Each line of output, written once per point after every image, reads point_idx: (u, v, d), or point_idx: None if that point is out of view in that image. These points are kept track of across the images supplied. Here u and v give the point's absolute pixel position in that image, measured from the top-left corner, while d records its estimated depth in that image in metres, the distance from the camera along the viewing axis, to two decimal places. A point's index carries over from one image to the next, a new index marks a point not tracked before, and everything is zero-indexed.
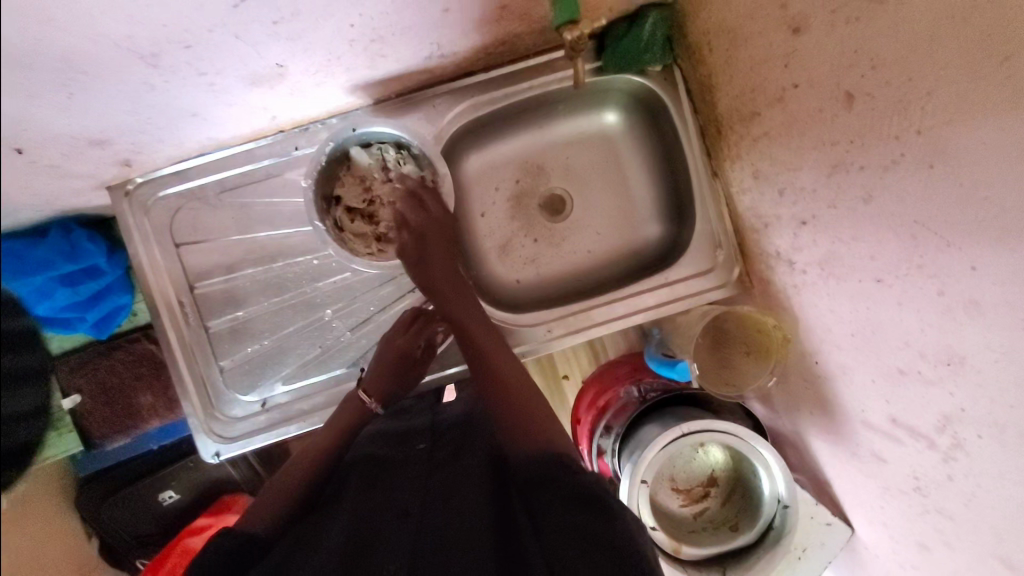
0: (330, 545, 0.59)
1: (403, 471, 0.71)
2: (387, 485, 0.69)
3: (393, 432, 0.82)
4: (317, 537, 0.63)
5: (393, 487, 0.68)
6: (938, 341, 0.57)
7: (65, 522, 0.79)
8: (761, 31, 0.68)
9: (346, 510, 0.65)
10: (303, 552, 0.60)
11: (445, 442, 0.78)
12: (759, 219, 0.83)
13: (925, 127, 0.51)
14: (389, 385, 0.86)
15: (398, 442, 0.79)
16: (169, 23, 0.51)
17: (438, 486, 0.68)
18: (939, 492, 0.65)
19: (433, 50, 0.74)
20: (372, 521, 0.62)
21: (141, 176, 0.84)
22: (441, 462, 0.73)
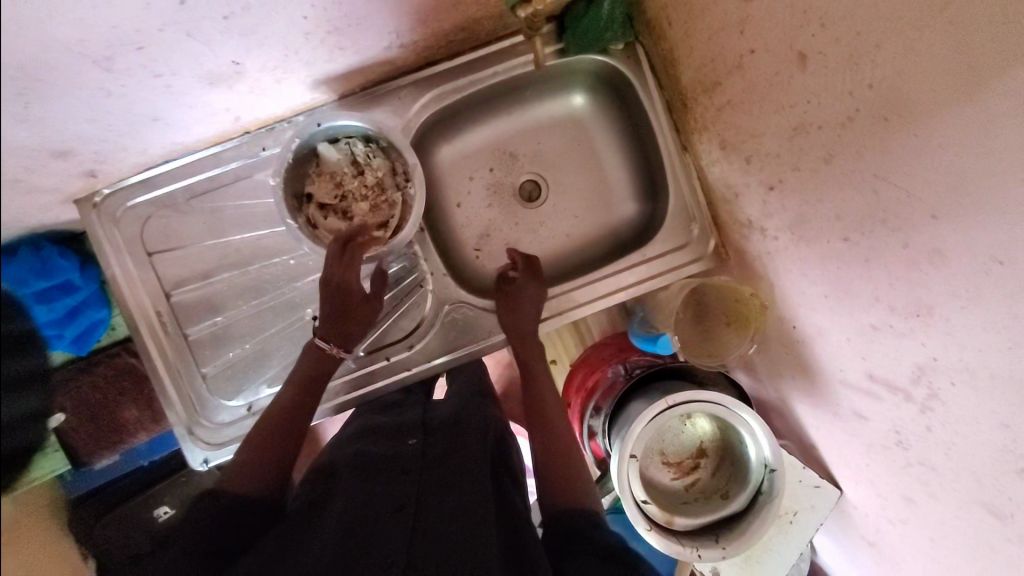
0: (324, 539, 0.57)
1: (397, 467, 0.70)
2: (380, 482, 0.66)
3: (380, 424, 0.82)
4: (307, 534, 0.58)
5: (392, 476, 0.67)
6: (907, 294, 0.59)
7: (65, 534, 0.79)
8: (716, 0, 0.69)
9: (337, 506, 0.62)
10: (294, 545, 0.57)
11: (438, 437, 0.77)
12: (729, 190, 0.84)
13: (876, 81, 0.52)
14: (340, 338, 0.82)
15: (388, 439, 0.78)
16: (121, 24, 0.50)
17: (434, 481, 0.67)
18: (919, 442, 0.66)
19: (393, 40, 0.74)
20: (366, 509, 0.60)
21: (107, 187, 0.83)
22: (435, 457, 0.72)
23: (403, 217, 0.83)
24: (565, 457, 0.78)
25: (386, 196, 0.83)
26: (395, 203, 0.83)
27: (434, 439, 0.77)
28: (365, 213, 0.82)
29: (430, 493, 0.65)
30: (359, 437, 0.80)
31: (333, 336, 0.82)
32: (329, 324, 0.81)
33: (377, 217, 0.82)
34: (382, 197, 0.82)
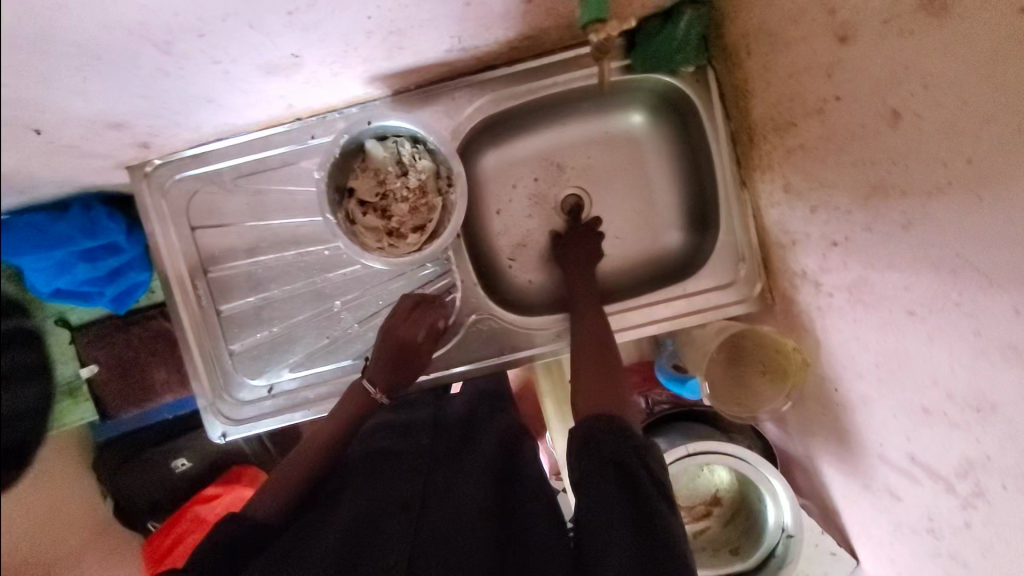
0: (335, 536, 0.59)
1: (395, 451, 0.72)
2: (382, 467, 0.69)
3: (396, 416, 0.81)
4: (317, 531, 0.62)
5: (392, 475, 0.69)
6: (970, 385, 0.54)
7: (88, 482, 0.83)
8: (805, 37, 0.64)
9: (343, 506, 0.64)
10: (305, 543, 0.60)
11: (441, 424, 0.80)
12: (786, 236, 0.79)
13: (978, 156, 0.47)
14: (394, 378, 0.85)
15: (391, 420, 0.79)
16: (183, 11, 0.50)
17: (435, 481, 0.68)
18: (954, 536, 0.62)
19: (454, 43, 0.71)
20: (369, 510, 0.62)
21: (159, 158, 0.84)
22: (436, 443, 0.75)
23: (441, 223, 0.82)
24: (604, 391, 0.74)
25: (427, 199, 0.81)
26: (435, 208, 0.81)
27: (436, 425, 0.80)
28: (405, 214, 0.80)
29: (433, 490, 0.66)
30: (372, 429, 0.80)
31: (382, 380, 0.84)
32: (380, 366, 0.85)
33: (416, 219, 0.81)
34: (423, 200, 0.81)
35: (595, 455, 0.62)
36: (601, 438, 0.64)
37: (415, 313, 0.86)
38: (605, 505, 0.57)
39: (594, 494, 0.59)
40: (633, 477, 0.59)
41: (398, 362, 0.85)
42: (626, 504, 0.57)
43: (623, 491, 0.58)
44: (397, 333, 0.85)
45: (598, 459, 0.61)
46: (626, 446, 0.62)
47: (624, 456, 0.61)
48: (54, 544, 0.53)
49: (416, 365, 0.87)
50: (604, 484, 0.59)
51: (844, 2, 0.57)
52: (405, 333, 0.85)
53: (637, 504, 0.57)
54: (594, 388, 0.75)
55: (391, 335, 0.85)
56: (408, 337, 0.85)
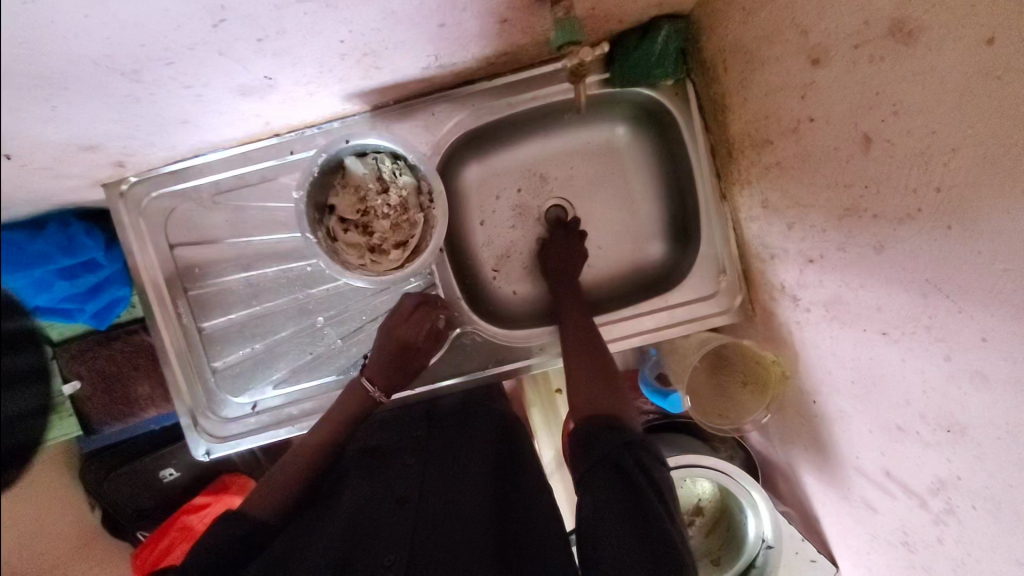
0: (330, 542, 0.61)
1: (398, 465, 0.75)
2: (384, 480, 0.72)
3: (391, 418, 0.89)
4: (317, 533, 0.65)
5: (395, 476, 0.73)
6: (940, 406, 0.55)
7: (74, 500, 0.83)
8: (780, 57, 0.63)
9: (343, 510, 0.67)
10: (305, 544, 0.63)
11: (443, 430, 0.84)
12: (766, 250, 0.80)
13: (945, 185, 0.47)
14: (395, 378, 0.85)
15: (399, 433, 0.84)
16: (149, 43, 0.49)
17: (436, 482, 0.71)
18: (927, 550, 0.63)
19: (431, 61, 0.71)
20: (369, 513, 0.66)
21: (135, 176, 0.83)
22: (438, 452, 0.78)
23: (424, 238, 0.82)
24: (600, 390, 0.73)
25: (409, 215, 0.80)
26: (417, 224, 0.81)
27: (438, 432, 0.83)
28: (387, 230, 0.80)
29: (431, 489, 0.69)
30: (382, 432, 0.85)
31: (382, 381, 0.84)
32: (380, 369, 0.84)
33: (397, 236, 0.80)
34: (404, 217, 0.80)
35: (589, 453, 0.62)
36: (596, 434, 0.64)
37: (417, 313, 0.85)
38: (597, 496, 0.57)
39: (587, 488, 0.59)
40: (626, 472, 0.58)
41: (399, 363, 0.84)
42: (618, 495, 0.57)
43: (615, 484, 0.58)
44: (399, 333, 0.84)
45: (591, 454, 0.62)
46: (619, 442, 0.62)
47: (615, 450, 0.61)
48: (42, 558, 0.54)
49: (416, 366, 0.87)
50: (597, 477, 0.59)
51: (816, 25, 0.57)
52: (408, 334, 0.85)
53: (629, 497, 0.56)
54: (590, 385, 0.75)
55: (393, 335, 0.84)
56: (411, 337, 0.85)
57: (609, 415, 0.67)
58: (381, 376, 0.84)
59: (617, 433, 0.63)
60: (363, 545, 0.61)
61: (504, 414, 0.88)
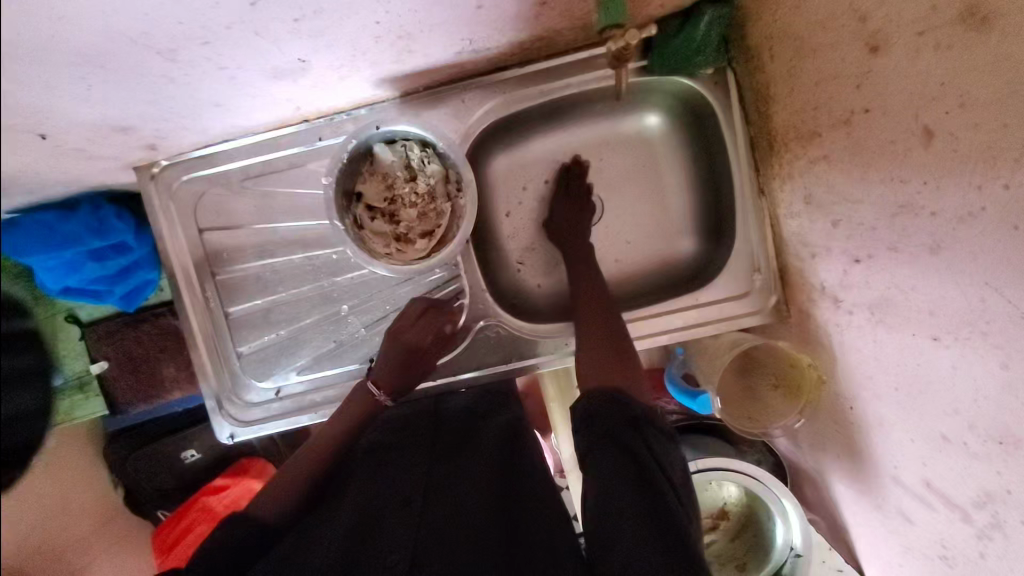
0: (331, 539, 0.60)
1: (406, 455, 0.74)
2: (389, 469, 0.71)
3: (405, 414, 0.84)
4: (318, 528, 0.63)
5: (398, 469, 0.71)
6: (993, 417, 0.52)
7: (98, 477, 0.84)
8: (834, 44, 0.60)
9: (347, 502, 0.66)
10: (308, 539, 0.62)
11: (450, 424, 0.82)
12: (805, 248, 0.77)
13: (1015, 183, 0.44)
14: (401, 381, 0.84)
15: (411, 421, 0.81)
16: (186, 21, 0.48)
17: (442, 475, 0.69)
18: (967, 565, 0.60)
19: (464, 46, 0.69)
20: (373, 511, 0.64)
21: (166, 159, 0.83)
22: (444, 444, 0.76)
23: (450, 229, 0.80)
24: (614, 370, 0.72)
25: (436, 205, 0.79)
26: (443, 214, 0.79)
27: (447, 423, 0.82)
28: (413, 220, 0.79)
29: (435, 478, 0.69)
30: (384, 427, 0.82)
31: (387, 384, 0.83)
32: (385, 370, 0.83)
33: (424, 225, 0.79)
34: (431, 206, 0.79)
35: (596, 431, 0.62)
36: (603, 413, 0.64)
37: (425, 317, 0.84)
38: (604, 470, 0.57)
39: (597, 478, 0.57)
40: (637, 464, 0.56)
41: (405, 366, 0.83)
42: (624, 471, 0.56)
43: (622, 458, 0.57)
44: (406, 336, 0.83)
45: (599, 434, 0.62)
46: (628, 435, 0.60)
47: (620, 431, 0.61)
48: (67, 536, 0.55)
49: (421, 369, 0.85)
50: (605, 453, 0.59)
51: (878, 10, 0.53)
52: (413, 337, 0.83)
53: (641, 487, 0.54)
54: (602, 360, 0.75)
55: (399, 339, 0.83)
56: (418, 340, 0.83)
57: (614, 390, 0.68)
58: (387, 380, 0.83)
59: (625, 414, 0.63)
60: (363, 541, 0.60)
61: (516, 417, 0.83)
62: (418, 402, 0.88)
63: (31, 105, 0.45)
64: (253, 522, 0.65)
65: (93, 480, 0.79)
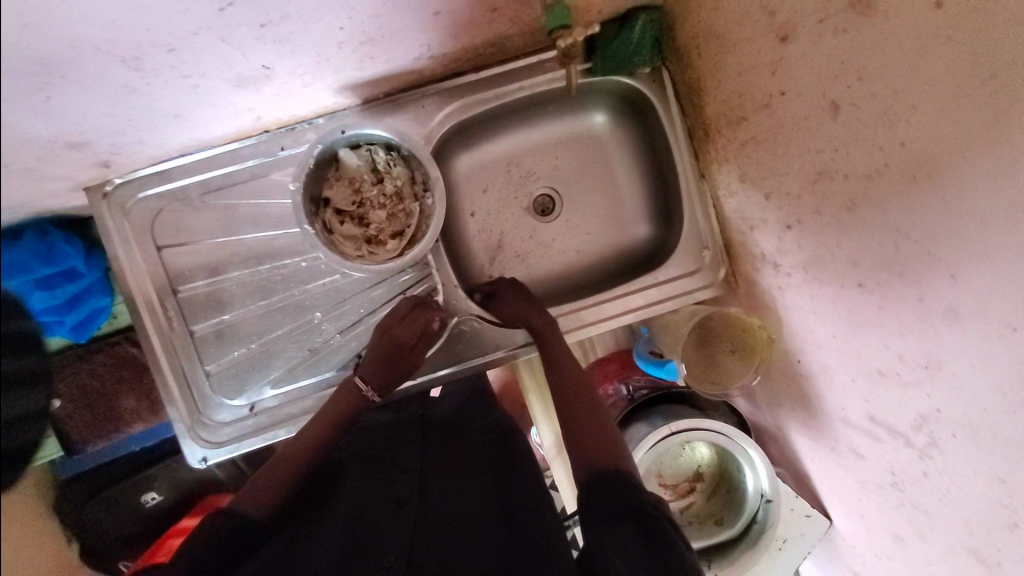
0: (330, 542, 0.63)
1: (398, 469, 0.77)
2: (382, 482, 0.74)
3: (381, 421, 0.88)
4: (311, 537, 0.65)
5: (394, 486, 0.73)
6: (916, 345, 0.60)
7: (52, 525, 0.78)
8: (750, 39, 0.69)
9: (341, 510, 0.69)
10: (301, 546, 0.63)
11: (436, 436, 0.86)
12: (745, 222, 0.85)
13: (908, 140, 0.53)
14: (388, 377, 0.83)
15: (393, 439, 0.84)
16: (155, 27, 0.49)
17: (435, 491, 0.73)
18: (914, 486, 0.67)
19: (423, 51, 0.73)
20: (367, 518, 0.67)
21: (119, 177, 0.81)
22: (433, 460, 0.80)
23: (419, 228, 0.83)
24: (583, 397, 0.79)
25: (404, 205, 0.82)
26: (412, 213, 0.82)
27: (433, 439, 0.85)
28: (383, 221, 0.81)
29: (430, 494, 0.72)
30: (366, 437, 0.85)
31: (374, 380, 0.83)
32: (373, 368, 0.83)
33: (394, 226, 0.82)
34: (400, 206, 0.82)
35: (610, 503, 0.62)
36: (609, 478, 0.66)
37: (412, 313, 0.84)
38: (620, 541, 0.57)
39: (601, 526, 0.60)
40: (640, 511, 0.61)
41: (393, 362, 0.83)
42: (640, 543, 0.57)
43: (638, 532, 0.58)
44: (393, 331, 0.83)
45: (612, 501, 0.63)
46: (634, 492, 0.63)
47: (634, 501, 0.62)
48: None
49: (408, 365, 0.85)
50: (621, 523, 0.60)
51: (782, 6, 0.62)
52: (400, 332, 0.83)
53: (644, 534, 0.58)
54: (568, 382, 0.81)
55: (386, 334, 0.83)
56: (404, 334, 0.83)
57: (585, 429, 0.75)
58: (376, 377, 0.83)
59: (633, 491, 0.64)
60: (360, 549, 0.63)
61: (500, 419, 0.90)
62: (404, 410, 0.92)
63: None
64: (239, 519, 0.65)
65: (49, 521, 0.73)
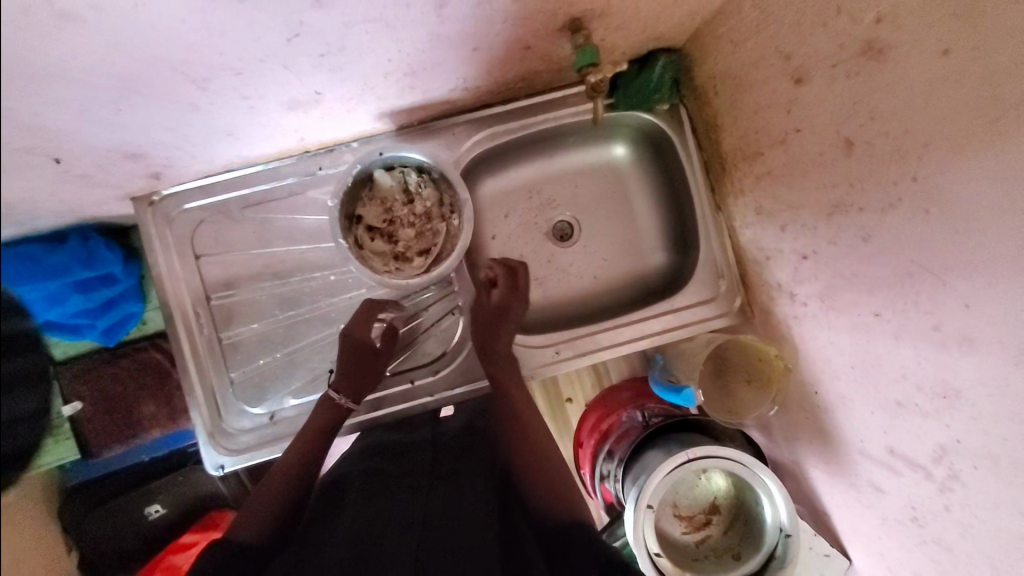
0: (337, 551, 0.62)
1: (405, 484, 0.75)
2: (390, 494, 0.72)
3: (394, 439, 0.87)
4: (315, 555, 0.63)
5: (399, 500, 0.71)
6: (934, 375, 0.61)
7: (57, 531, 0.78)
8: (766, 80, 0.74)
9: (348, 519, 0.67)
10: (306, 561, 0.62)
11: (447, 453, 0.83)
12: (760, 252, 0.88)
13: (921, 175, 0.56)
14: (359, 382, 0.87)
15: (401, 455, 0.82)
16: (228, 53, 0.54)
17: (443, 504, 0.71)
18: (936, 521, 0.66)
19: (459, 83, 0.78)
20: (375, 526, 0.65)
21: (166, 189, 0.86)
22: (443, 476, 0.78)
23: (445, 247, 0.86)
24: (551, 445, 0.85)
25: (431, 225, 0.85)
26: (439, 233, 0.85)
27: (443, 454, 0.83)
28: (410, 239, 0.85)
29: (437, 510, 0.70)
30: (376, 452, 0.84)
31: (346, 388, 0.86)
32: (344, 377, 0.86)
33: (421, 243, 0.85)
34: (428, 226, 0.85)
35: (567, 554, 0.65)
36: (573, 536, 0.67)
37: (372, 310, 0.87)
38: None
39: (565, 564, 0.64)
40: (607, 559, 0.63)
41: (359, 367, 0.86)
42: None
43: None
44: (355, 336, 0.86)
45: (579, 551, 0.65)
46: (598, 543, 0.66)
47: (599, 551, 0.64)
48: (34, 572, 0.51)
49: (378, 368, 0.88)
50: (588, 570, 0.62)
51: (797, 51, 0.67)
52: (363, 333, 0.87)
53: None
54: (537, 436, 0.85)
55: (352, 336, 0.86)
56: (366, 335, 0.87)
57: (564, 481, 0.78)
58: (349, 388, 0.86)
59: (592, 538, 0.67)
60: (369, 558, 0.60)
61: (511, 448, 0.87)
62: (415, 430, 0.90)
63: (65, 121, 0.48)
64: (233, 546, 0.65)
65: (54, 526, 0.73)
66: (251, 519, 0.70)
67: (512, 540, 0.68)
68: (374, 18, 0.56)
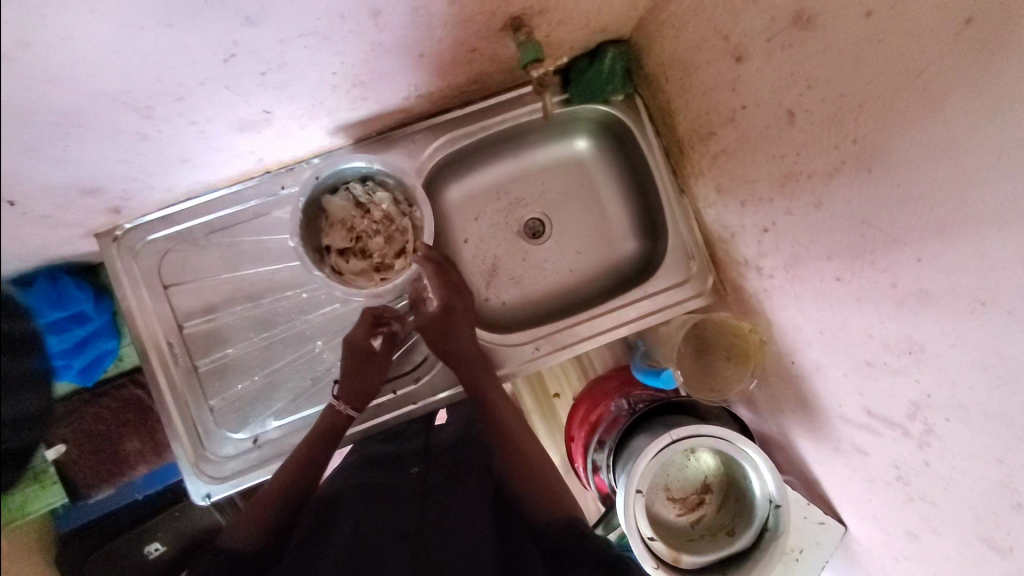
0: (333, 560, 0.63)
1: (397, 496, 0.76)
2: (383, 506, 0.73)
3: (384, 453, 0.87)
4: (308, 570, 0.63)
5: (394, 513, 0.72)
6: (898, 332, 0.61)
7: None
8: (709, 61, 0.75)
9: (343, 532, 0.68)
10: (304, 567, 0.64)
11: (437, 468, 0.83)
12: (726, 230, 0.89)
13: (860, 137, 0.57)
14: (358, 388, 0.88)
15: (392, 467, 0.83)
16: (167, 78, 0.55)
17: (436, 513, 0.72)
18: (919, 477, 0.67)
19: (411, 90, 0.79)
20: (368, 537, 0.66)
21: (129, 222, 0.86)
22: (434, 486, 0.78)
23: (418, 240, 0.87)
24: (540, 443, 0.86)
25: (396, 225, 0.86)
26: (406, 230, 0.87)
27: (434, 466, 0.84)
28: (383, 247, 0.86)
29: (431, 520, 0.70)
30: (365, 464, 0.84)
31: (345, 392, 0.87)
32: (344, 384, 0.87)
33: (394, 247, 0.86)
34: (394, 228, 0.86)
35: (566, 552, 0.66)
36: (574, 540, 0.67)
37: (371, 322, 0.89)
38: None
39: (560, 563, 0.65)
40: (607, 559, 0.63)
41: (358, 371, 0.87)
42: None
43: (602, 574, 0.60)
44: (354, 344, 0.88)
45: (576, 551, 0.65)
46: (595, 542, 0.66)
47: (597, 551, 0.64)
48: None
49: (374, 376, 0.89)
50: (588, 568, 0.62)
51: (734, 29, 0.69)
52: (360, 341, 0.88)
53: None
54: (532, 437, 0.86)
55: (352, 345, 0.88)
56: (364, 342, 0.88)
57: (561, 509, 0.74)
58: (356, 398, 0.88)
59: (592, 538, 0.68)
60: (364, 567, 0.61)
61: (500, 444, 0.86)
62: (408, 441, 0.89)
63: (15, 161, 0.48)
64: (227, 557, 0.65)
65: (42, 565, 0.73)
66: (242, 532, 0.70)
67: (507, 534, 0.71)
68: (311, 32, 0.56)
